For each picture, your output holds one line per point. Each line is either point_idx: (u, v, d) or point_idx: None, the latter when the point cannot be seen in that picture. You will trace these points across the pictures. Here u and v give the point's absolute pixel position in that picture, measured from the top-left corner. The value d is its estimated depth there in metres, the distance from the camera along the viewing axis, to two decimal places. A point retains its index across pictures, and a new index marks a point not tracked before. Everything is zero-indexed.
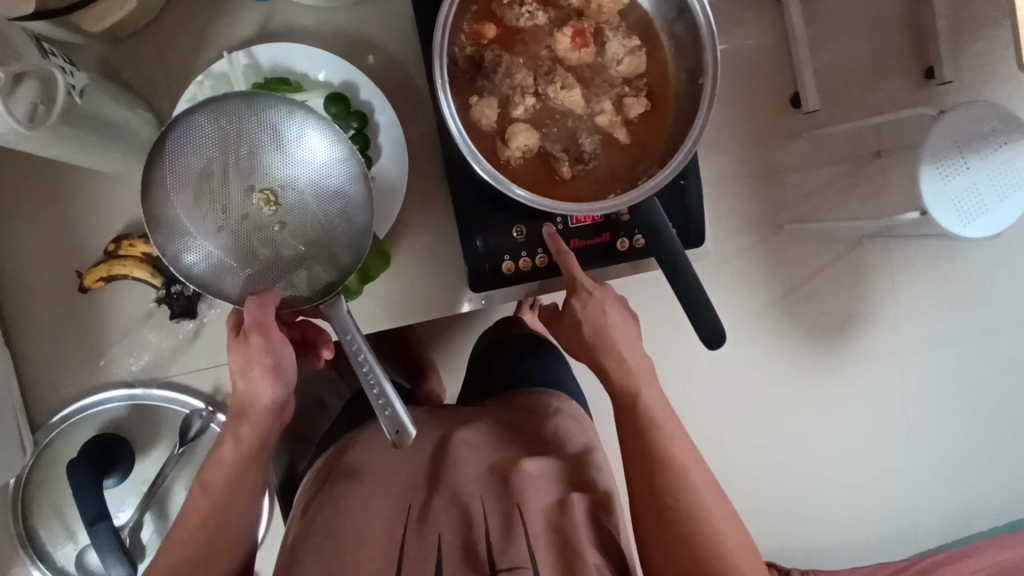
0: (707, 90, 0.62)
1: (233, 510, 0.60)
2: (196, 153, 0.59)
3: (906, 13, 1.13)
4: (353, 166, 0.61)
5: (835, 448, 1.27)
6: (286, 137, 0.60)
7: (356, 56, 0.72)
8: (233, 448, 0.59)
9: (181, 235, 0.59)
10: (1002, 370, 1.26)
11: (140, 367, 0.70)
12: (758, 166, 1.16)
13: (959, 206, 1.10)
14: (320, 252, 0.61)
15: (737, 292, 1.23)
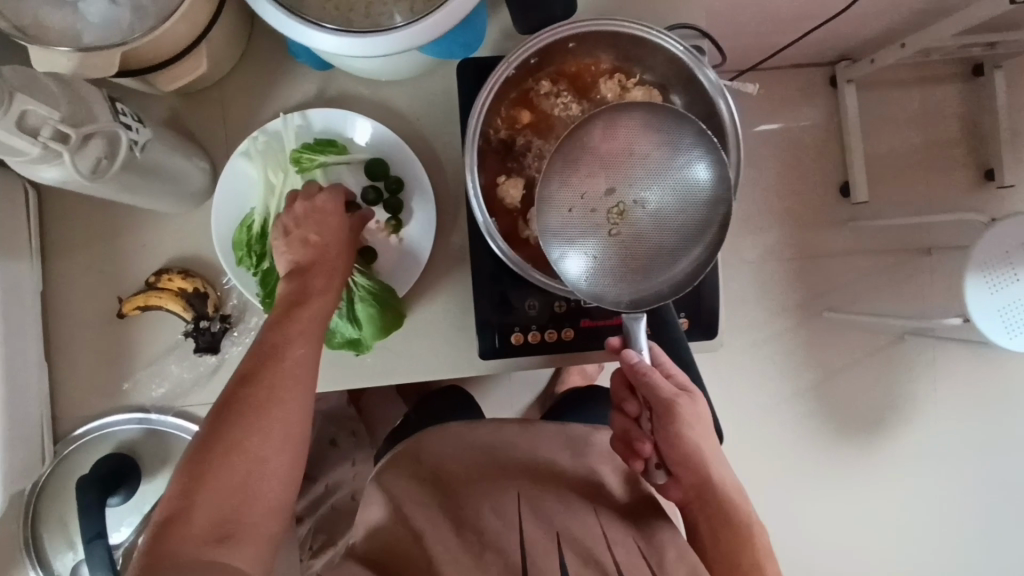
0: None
1: (274, 454, 0.55)
2: (578, 156, 0.61)
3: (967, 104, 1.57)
4: (714, 183, 0.60)
5: (847, 498, 1.55)
6: (668, 151, 0.60)
7: (398, 126, 0.76)
8: (277, 385, 0.56)
9: (551, 234, 0.61)
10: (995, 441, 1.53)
11: (160, 394, 0.74)
12: (795, 251, 1.57)
13: (1005, 319, 1.28)
14: (660, 265, 0.61)
15: (775, 368, 1.56)
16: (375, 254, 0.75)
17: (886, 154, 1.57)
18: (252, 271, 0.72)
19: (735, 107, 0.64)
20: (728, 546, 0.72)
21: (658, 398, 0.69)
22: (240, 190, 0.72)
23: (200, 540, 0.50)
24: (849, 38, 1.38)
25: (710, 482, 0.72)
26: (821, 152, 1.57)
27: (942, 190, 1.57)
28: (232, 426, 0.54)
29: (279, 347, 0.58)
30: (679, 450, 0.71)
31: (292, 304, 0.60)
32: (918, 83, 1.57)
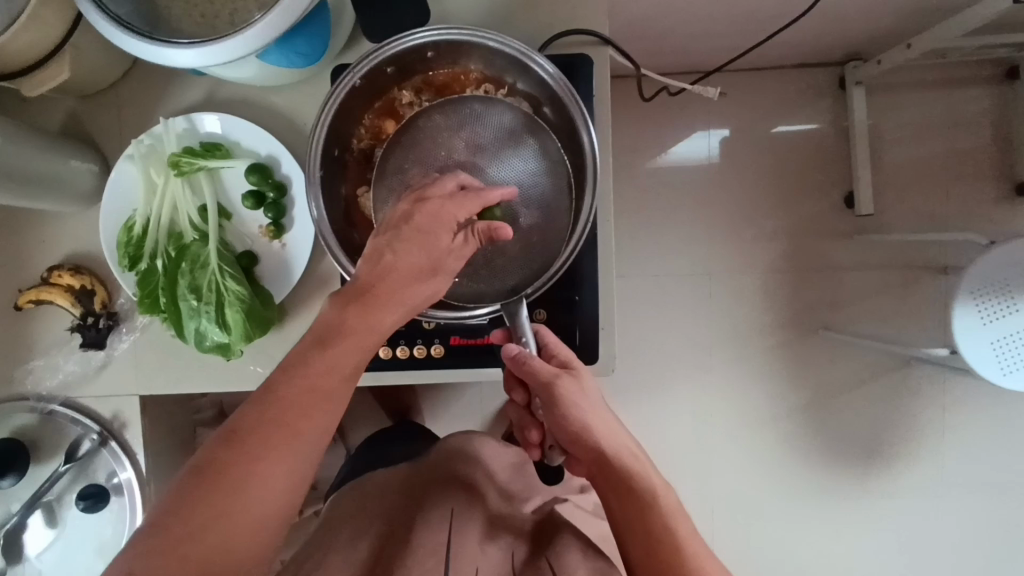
0: (589, 175, 0.63)
1: (252, 523, 0.49)
2: (415, 159, 0.65)
3: (998, 110, 1.42)
4: (550, 167, 0.65)
5: (836, 526, 1.47)
6: (502, 140, 0.64)
7: (285, 130, 0.76)
8: (278, 439, 0.51)
9: None
10: (1003, 474, 1.42)
11: (56, 383, 0.77)
12: (789, 266, 1.46)
13: (999, 353, 1.16)
14: (518, 252, 0.65)
15: (758, 384, 1.47)
16: (255, 258, 0.75)
17: (904, 161, 1.44)
18: (133, 272, 0.74)
19: (597, 131, 0.62)
20: (642, 522, 0.63)
21: (539, 381, 0.63)
22: (125, 193, 0.74)
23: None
24: (850, 37, 1.27)
25: (609, 453, 0.64)
26: (828, 161, 1.45)
27: (965, 202, 1.43)
28: (213, 490, 0.48)
29: (299, 395, 0.52)
30: (570, 432, 0.64)
31: (331, 335, 0.54)
32: (942, 86, 1.43)
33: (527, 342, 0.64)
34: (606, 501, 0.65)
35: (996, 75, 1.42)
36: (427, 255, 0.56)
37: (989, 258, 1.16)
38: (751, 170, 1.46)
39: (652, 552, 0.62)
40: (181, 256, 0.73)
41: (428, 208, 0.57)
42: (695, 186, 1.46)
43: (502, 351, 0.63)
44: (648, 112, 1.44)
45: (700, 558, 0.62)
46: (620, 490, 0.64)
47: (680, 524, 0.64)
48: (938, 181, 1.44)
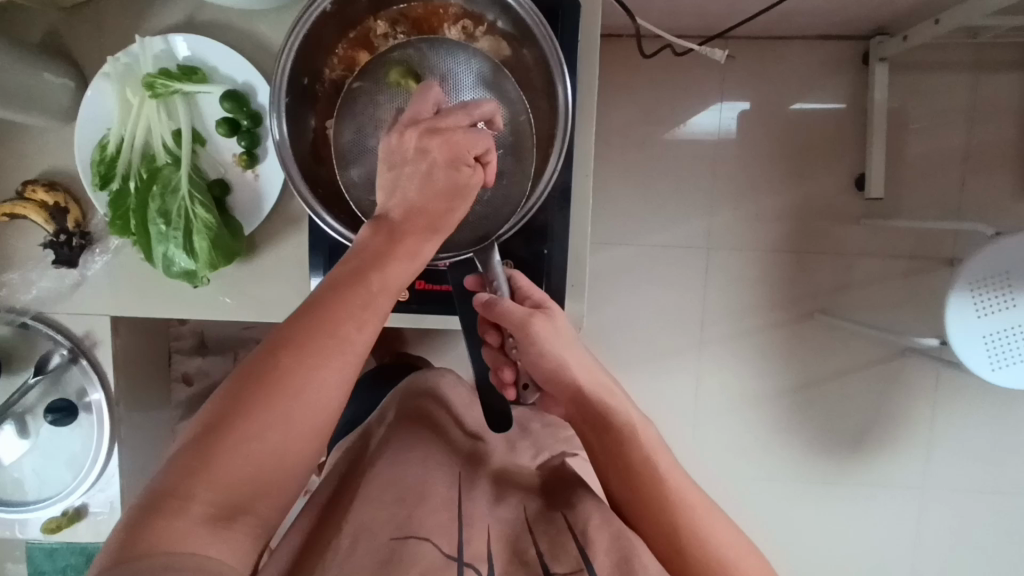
0: (561, 123, 0.61)
1: (300, 437, 0.45)
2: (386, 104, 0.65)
3: None
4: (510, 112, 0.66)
5: (810, 507, 1.48)
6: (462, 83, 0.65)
7: (265, 59, 0.75)
8: (328, 349, 0.47)
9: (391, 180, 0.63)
10: (986, 472, 1.42)
11: (30, 298, 0.78)
12: (790, 245, 1.43)
13: (990, 349, 1.13)
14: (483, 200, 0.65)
15: (747, 362, 1.46)
16: (228, 187, 0.75)
17: (923, 145, 1.39)
18: (105, 192, 0.74)
19: (572, 81, 0.60)
20: (622, 455, 0.62)
21: (514, 320, 0.62)
22: (101, 111, 0.73)
23: (197, 522, 0.41)
24: (876, 10, 1.20)
25: (585, 389, 0.65)
26: (842, 140, 1.40)
27: (980, 191, 1.38)
28: (261, 398, 0.44)
29: (345, 303, 0.49)
30: (546, 369, 0.64)
31: (378, 254, 0.52)
32: (972, 69, 1.36)
33: (497, 286, 0.63)
34: (584, 440, 0.65)
35: None
36: (450, 181, 0.55)
37: (992, 249, 1.12)
38: (762, 144, 1.41)
39: (633, 487, 0.61)
40: (153, 179, 0.73)
41: (445, 137, 0.54)
42: (702, 157, 1.42)
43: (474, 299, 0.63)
44: (660, 76, 1.40)
45: (684, 493, 0.61)
46: (598, 425, 0.64)
47: (661, 456, 0.64)
48: (956, 169, 1.38)
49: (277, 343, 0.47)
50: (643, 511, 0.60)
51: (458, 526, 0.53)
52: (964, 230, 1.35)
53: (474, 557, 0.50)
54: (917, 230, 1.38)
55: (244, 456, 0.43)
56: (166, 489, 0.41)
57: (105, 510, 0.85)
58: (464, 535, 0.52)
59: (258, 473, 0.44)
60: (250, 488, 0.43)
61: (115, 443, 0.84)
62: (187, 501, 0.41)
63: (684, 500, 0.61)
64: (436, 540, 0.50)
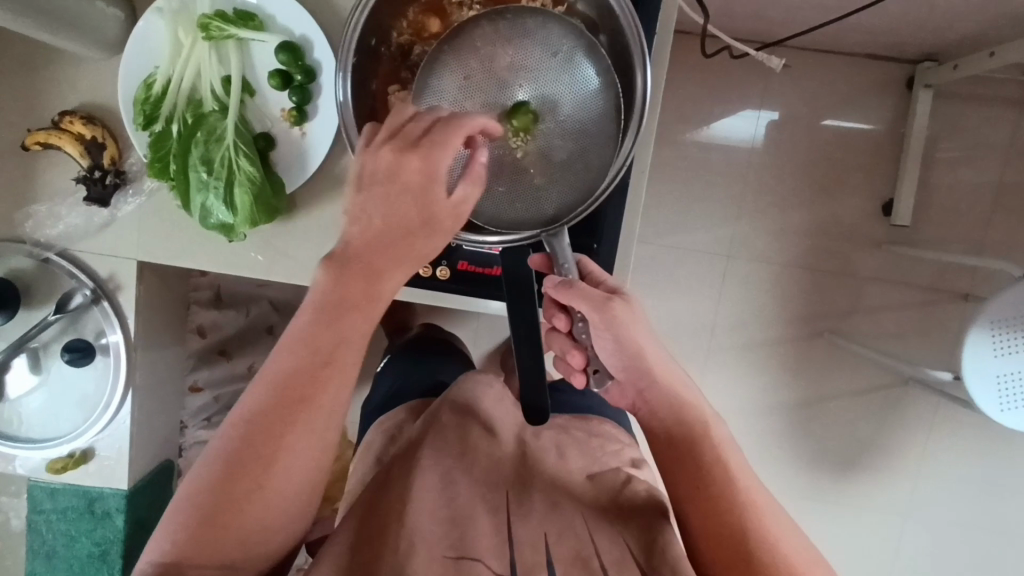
0: (634, 116, 0.60)
1: (301, 472, 0.53)
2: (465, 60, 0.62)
3: None
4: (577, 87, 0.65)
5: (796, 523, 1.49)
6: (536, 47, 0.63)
7: (324, 14, 0.72)
8: (314, 397, 0.52)
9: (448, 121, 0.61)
10: (974, 508, 1.43)
11: (55, 233, 0.76)
12: (811, 263, 1.42)
13: (1002, 390, 1.13)
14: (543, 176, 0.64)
15: (752, 374, 1.46)
16: (273, 142, 0.72)
17: (957, 178, 1.38)
18: (147, 133, 0.71)
19: (651, 74, 0.59)
20: (690, 458, 0.60)
21: (591, 304, 0.60)
22: (149, 46, 0.70)
23: (228, 544, 0.50)
24: (931, 35, 1.19)
25: (659, 383, 0.63)
26: (878, 163, 1.39)
27: (1007, 230, 1.38)
28: (264, 447, 0.51)
29: (330, 353, 0.52)
30: (617, 356, 0.62)
31: (350, 302, 0.52)
32: (1016, 106, 1.35)
33: (566, 269, 0.62)
34: (652, 433, 0.63)
35: None
36: (422, 209, 0.50)
37: (1016, 290, 1.12)
38: (796, 158, 1.39)
39: (698, 492, 0.59)
40: (198, 125, 0.70)
41: (412, 157, 0.48)
42: (736, 164, 1.40)
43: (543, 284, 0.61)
44: (702, 76, 1.37)
45: (755, 502, 0.59)
46: (668, 422, 0.62)
47: (729, 454, 0.61)
48: (987, 205, 1.38)
49: (275, 387, 0.52)
50: (704, 519, 0.58)
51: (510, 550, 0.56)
52: (986, 268, 1.34)
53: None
54: (940, 263, 1.37)
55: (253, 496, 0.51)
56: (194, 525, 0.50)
57: (113, 453, 0.86)
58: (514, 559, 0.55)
59: (266, 505, 0.52)
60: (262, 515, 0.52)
61: (128, 391, 0.83)
62: (214, 533, 0.50)
63: (755, 510, 0.58)
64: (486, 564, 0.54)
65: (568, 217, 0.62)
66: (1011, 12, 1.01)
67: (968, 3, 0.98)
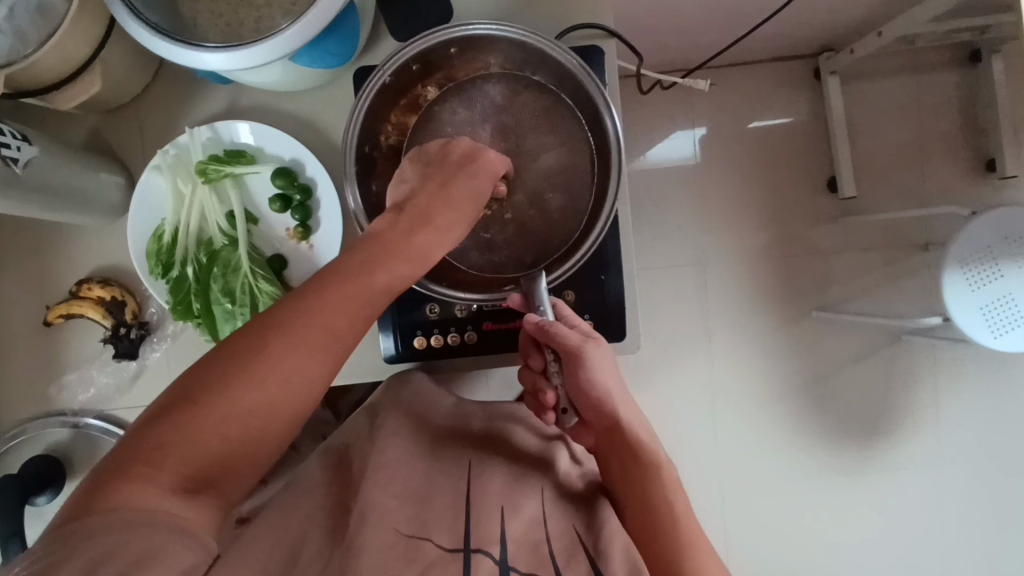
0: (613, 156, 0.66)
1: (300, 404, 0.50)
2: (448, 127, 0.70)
3: (967, 91, 1.50)
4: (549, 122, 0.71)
5: (843, 500, 1.50)
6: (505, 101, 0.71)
7: (307, 135, 0.78)
8: (315, 336, 0.51)
9: None
10: (1000, 437, 1.48)
11: (87, 397, 0.78)
12: (780, 250, 1.51)
13: (989, 317, 1.21)
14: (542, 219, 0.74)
15: (758, 366, 1.51)
16: (284, 260, 0.77)
17: (882, 144, 1.51)
18: (165, 280, 0.75)
19: (619, 120, 0.66)
20: (643, 491, 0.70)
21: (564, 349, 0.66)
22: (153, 202, 0.75)
23: (168, 486, 0.44)
24: (823, 29, 1.33)
25: (621, 424, 0.70)
26: (812, 147, 1.51)
27: (941, 178, 1.50)
28: (236, 373, 0.48)
29: (343, 294, 0.53)
30: (587, 398, 0.69)
31: (382, 251, 0.58)
32: (913, 72, 1.50)
33: (545, 312, 0.67)
34: (608, 462, 0.73)
35: (962, 59, 1.50)
36: (472, 198, 0.64)
37: (970, 228, 1.22)
38: (737, 160, 1.51)
39: (649, 521, 0.70)
40: (213, 260, 0.75)
41: (481, 157, 0.66)
42: (685, 179, 1.51)
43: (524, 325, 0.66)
44: (634, 109, 1.50)
45: (691, 530, 0.70)
46: (625, 456, 0.71)
47: (675, 493, 0.71)
48: (915, 160, 1.51)
49: (313, 293, 0.53)
50: (653, 544, 0.69)
51: (465, 518, 0.66)
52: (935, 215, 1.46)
53: (481, 544, 0.63)
54: (893, 221, 1.48)
55: (209, 430, 0.46)
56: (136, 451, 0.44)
57: None
58: (471, 522, 0.65)
59: (230, 446, 0.47)
60: (211, 460, 0.46)
61: None
62: (158, 465, 0.44)
63: (690, 537, 0.70)
64: (437, 540, 0.63)
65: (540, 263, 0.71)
66: None
67: None
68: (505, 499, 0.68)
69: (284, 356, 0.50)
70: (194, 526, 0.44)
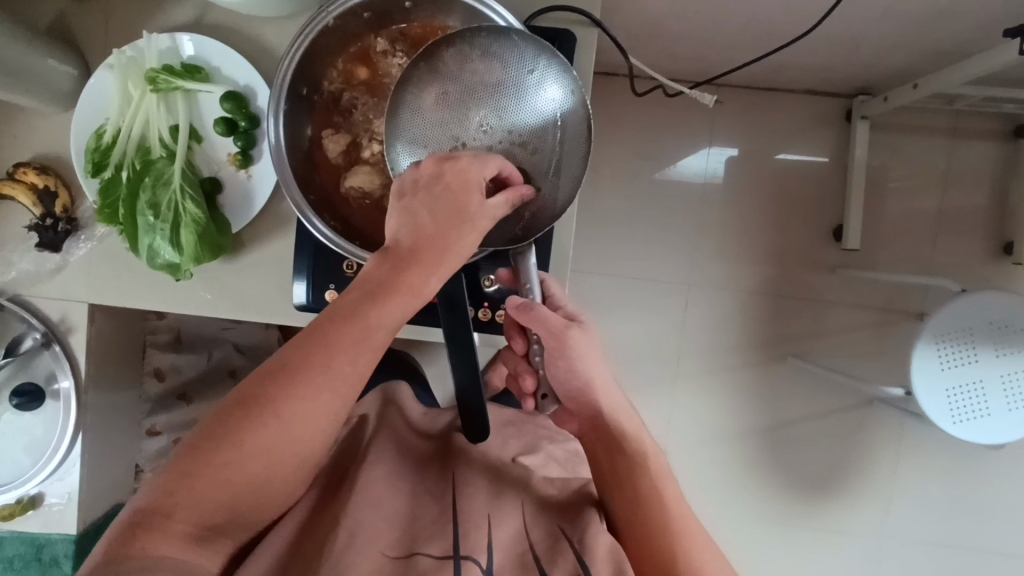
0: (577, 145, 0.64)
1: (300, 443, 0.51)
2: (425, 99, 0.64)
3: (1000, 165, 1.42)
4: (533, 81, 0.62)
5: (773, 553, 1.47)
6: (489, 65, 0.62)
7: (267, 64, 0.77)
8: (320, 382, 0.52)
9: (403, 143, 0.64)
10: (948, 526, 1.43)
11: (9, 278, 0.78)
12: (766, 288, 1.46)
13: (953, 402, 1.16)
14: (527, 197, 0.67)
15: (719, 398, 1.47)
16: (220, 185, 0.76)
17: (898, 201, 1.44)
18: (97, 179, 0.74)
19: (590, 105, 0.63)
20: (631, 479, 0.68)
21: (551, 327, 0.72)
22: (101, 100, 0.75)
23: (183, 532, 0.46)
24: (857, 70, 1.26)
25: (605, 410, 0.73)
26: (824, 191, 1.45)
27: (951, 249, 1.43)
28: (247, 422, 0.50)
29: (345, 338, 0.53)
30: (572, 379, 0.73)
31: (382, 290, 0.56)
32: (949, 134, 1.42)
33: (530, 292, 0.72)
34: (595, 457, 0.71)
35: (1003, 131, 1.41)
36: (458, 212, 0.58)
37: (956, 307, 1.16)
38: (745, 188, 1.45)
39: (637, 507, 0.65)
40: (145, 170, 0.73)
41: (459, 168, 0.59)
42: (686, 196, 1.46)
43: (507, 303, 0.71)
44: (651, 112, 1.44)
45: (682, 525, 0.66)
46: (610, 445, 0.71)
47: (664, 485, 0.69)
48: (929, 225, 1.44)
49: (310, 339, 0.53)
50: (641, 533, 0.64)
51: (454, 526, 0.59)
52: (935, 286, 1.39)
53: (471, 551, 0.56)
54: (890, 284, 1.42)
55: (217, 481, 0.48)
56: (151, 506, 0.46)
57: (62, 501, 0.83)
58: (460, 532, 0.58)
59: (235, 494, 0.49)
60: (223, 510, 0.49)
61: (79, 434, 0.83)
62: (174, 517, 0.46)
63: (680, 530, 0.65)
64: (428, 551, 0.57)
65: (533, 237, 0.69)
66: (925, 46, 1.09)
67: (883, 39, 1.06)
68: (492, 509, 0.62)
69: (286, 400, 0.51)
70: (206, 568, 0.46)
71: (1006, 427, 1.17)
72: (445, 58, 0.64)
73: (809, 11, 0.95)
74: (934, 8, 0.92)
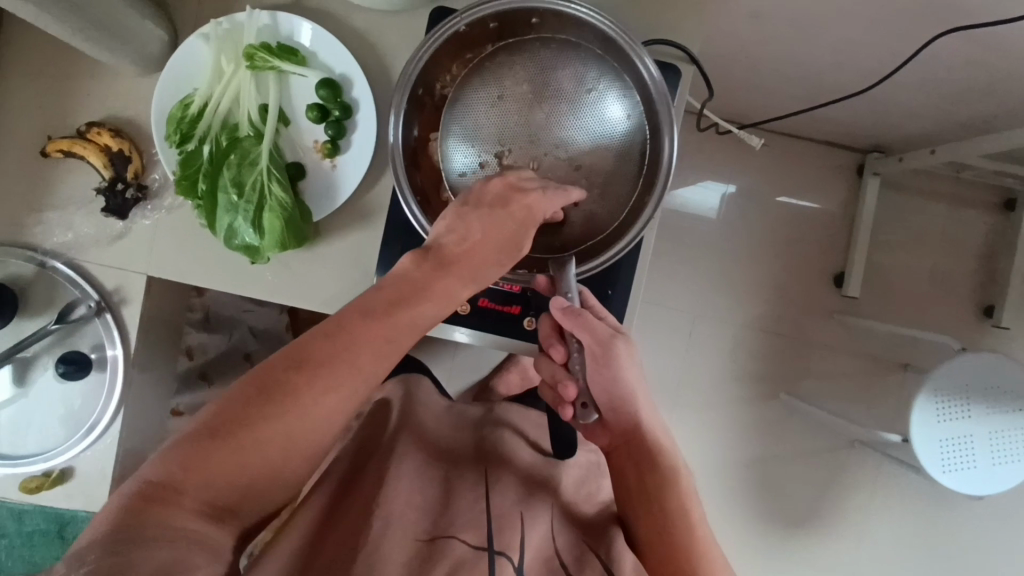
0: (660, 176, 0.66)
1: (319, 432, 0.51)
2: (488, 96, 0.69)
3: (993, 234, 1.51)
4: (595, 99, 0.68)
5: None
6: (557, 76, 0.68)
7: (362, 56, 0.76)
8: (347, 375, 0.52)
9: (459, 135, 0.70)
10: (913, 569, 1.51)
11: (62, 241, 0.75)
12: (769, 326, 1.51)
13: (943, 453, 1.23)
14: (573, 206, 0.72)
15: (715, 428, 1.51)
16: (304, 171, 0.74)
17: (898, 257, 1.52)
18: (177, 151, 0.72)
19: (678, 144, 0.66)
20: (659, 501, 0.69)
21: (597, 334, 0.66)
22: (191, 70, 0.73)
23: (196, 508, 0.46)
24: (883, 130, 1.33)
25: (640, 429, 0.70)
26: (833, 239, 1.51)
27: (942, 308, 1.52)
28: (267, 405, 0.49)
29: (378, 335, 0.54)
30: (614, 391, 0.69)
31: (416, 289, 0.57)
32: (950, 199, 1.51)
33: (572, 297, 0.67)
34: (624, 479, 0.71)
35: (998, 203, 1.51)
36: (512, 241, 0.62)
37: (955, 365, 1.23)
38: (761, 227, 1.51)
39: (661, 531, 0.67)
40: (231, 148, 0.72)
41: (519, 200, 0.62)
42: (705, 229, 1.50)
43: (550, 304, 0.67)
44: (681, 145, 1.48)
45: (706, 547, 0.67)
46: (641, 463, 0.70)
47: (691, 505, 0.70)
48: (924, 283, 1.52)
49: (338, 326, 0.53)
50: (669, 559, 0.66)
51: (488, 520, 0.62)
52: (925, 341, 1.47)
53: (506, 547, 0.59)
54: (884, 335, 1.49)
55: (231, 462, 0.47)
56: (163, 480, 0.45)
57: (94, 476, 0.79)
58: (496, 528, 0.61)
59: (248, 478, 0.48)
60: (235, 490, 0.48)
61: (122, 407, 0.80)
62: (185, 493, 0.45)
63: (703, 553, 0.66)
64: (461, 537, 0.60)
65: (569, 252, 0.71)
66: (954, 119, 1.16)
67: (921, 107, 1.13)
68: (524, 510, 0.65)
69: (310, 388, 0.50)
70: (213, 543, 0.46)
71: (988, 481, 1.24)
72: (518, 60, 0.69)
73: (865, 72, 1.00)
74: (974, 86, 0.99)
